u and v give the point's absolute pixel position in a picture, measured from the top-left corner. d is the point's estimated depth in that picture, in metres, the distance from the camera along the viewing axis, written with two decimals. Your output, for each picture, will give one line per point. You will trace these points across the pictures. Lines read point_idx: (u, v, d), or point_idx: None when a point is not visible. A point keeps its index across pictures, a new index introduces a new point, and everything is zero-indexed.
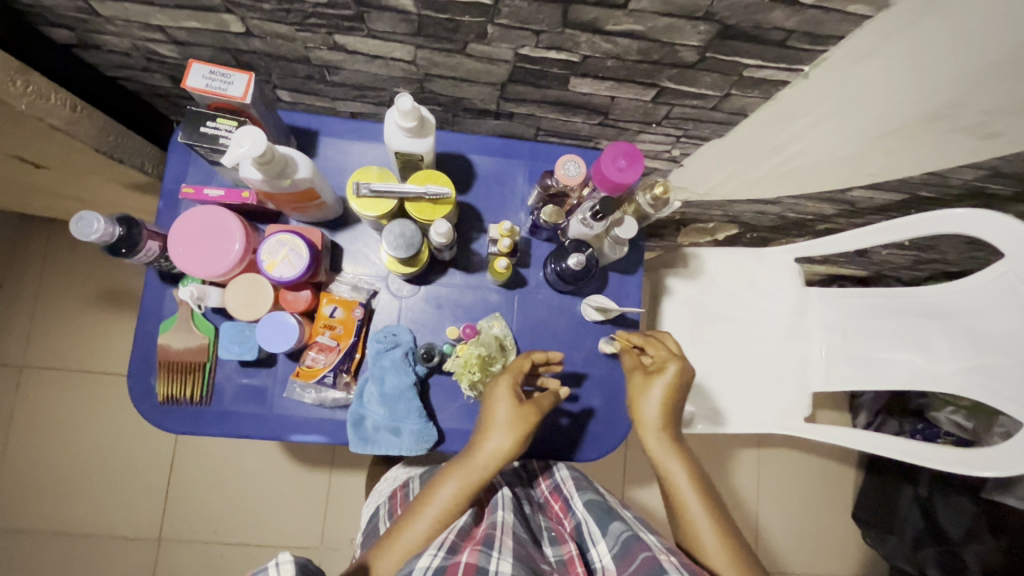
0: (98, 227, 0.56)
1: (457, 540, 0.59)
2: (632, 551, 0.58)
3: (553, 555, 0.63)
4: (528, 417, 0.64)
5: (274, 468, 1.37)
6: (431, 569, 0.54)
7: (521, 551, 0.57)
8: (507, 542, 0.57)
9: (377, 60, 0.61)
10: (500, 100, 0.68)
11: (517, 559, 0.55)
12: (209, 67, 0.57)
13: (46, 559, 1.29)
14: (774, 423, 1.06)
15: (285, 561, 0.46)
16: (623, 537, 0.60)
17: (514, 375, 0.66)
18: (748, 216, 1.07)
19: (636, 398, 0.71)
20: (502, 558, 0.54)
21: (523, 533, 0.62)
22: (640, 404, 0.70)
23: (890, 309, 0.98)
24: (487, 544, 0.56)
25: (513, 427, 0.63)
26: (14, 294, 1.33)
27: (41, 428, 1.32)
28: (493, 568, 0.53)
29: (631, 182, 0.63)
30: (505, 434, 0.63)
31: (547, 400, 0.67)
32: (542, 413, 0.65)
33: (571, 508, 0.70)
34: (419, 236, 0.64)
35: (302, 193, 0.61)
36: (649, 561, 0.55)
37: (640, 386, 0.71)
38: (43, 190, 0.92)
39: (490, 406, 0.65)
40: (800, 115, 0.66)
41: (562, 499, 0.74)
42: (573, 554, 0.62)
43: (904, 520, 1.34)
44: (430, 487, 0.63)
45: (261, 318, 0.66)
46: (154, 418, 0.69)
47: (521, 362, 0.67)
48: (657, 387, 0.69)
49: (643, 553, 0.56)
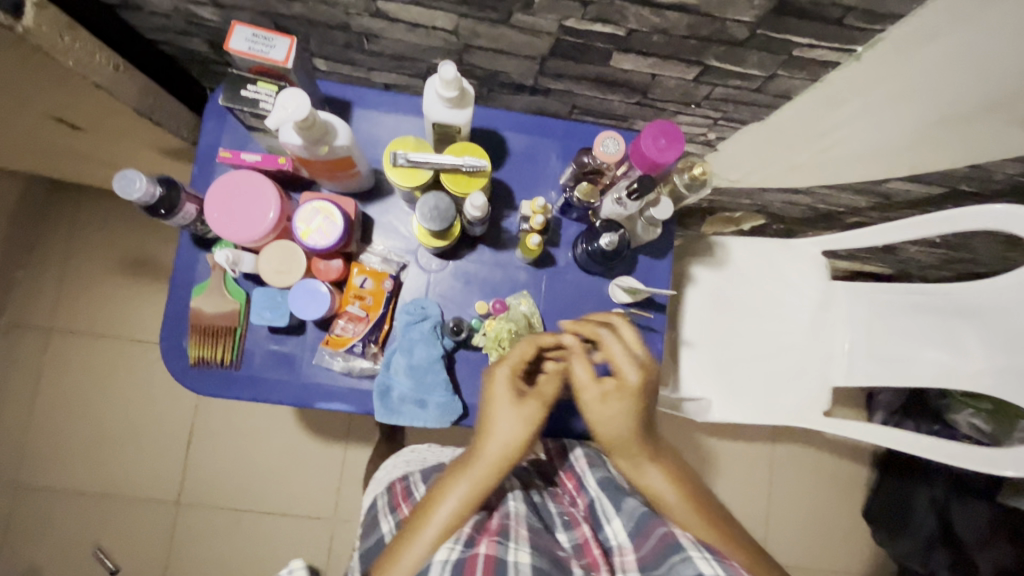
0: (141, 187, 0.56)
1: (474, 531, 0.60)
2: (649, 527, 0.59)
3: (568, 539, 0.65)
4: (534, 412, 0.62)
5: (290, 440, 1.39)
6: (451, 563, 0.55)
7: (534, 540, 0.60)
8: (522, 533, 0.60)
9: (418, 28, 0.61)
10: (538, 75, 0.67)
11: (532, 547, 0.58)
12: (252, 30, 0.57)
13: (71, 516, 1.33)
14: (794, 416, 1.05)
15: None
16: (639, 514, 0.62)
17: (513, 368, 0.64)
18: (777, 206, 1.06)
19: (598, 423, 0.63)
20: (519, 548, 0.57)
21: (535, 523, 0.64)
22: (605, 429, 0.63)
23: (925, 307, 0.96)
24: (502, 535, 0.59)
25: (519, 426, 0.61)
26: (44, 258, 1.36)
27: (66, 390, 1.35)
28: (511, 557, 0.55)
29: (668, 163, 0.62)
30: (510, 433, 0.61)
31: (550, 387, 0.64)
32: (547, 404, 0.63)
33: (586, 486, 0.72)
34: (452, 209, 0.64)
35: (338, 160, 0.61)
36: (667, 537, 0.57)
37: (598, 410, 0.63)
38: (77, 154, 0.93)
39: (491, 406, 0.62)
40: (846, 100, 0.64)
41: (574, 477, 0.76)
42: (587, 537, 0.63)
43: (918, 522, 1.33)
44: (432, 494, 0.60)
45: (293, 285, 0.66)
46: (184, 380, 0.70)
47: (516, 356, 0.64)
48: (621, 410, 0.62)
49: (660, 530, 0.58)
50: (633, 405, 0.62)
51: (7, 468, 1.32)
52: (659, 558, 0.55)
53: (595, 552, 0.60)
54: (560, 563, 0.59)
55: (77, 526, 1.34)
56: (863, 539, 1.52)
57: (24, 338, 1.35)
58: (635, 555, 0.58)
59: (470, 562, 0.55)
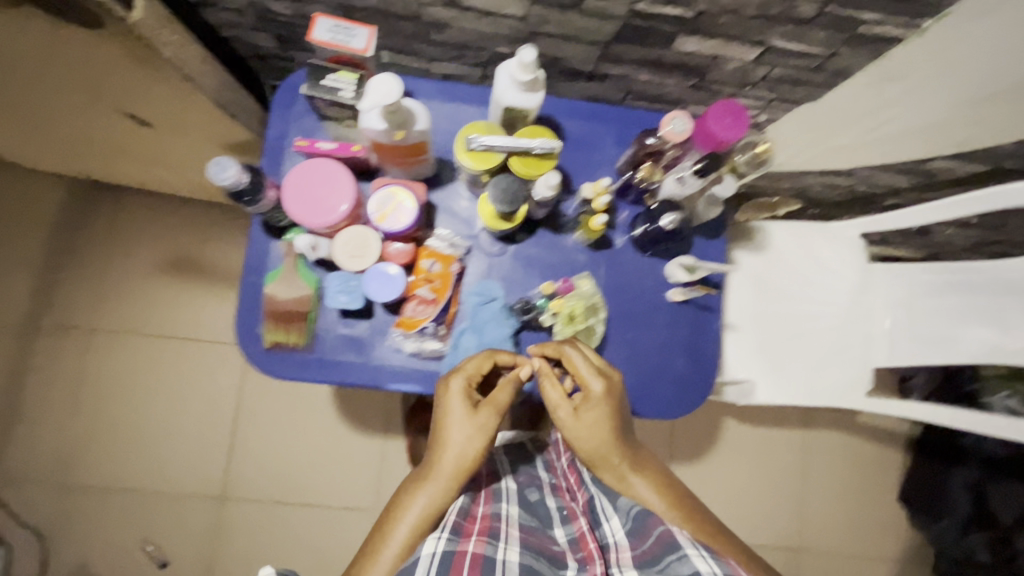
0: (233, 173, 0.59)
1: (460, 522, 0.64)
2: (647, 526, 0.63)
3: (564, 534, 0.68)
4: (489, 421, 0.66)
5: (330, 431, 1.41)
6: (439, 556, 0.59)
7: (526, 539, 0.64)
8: (513, 533, 0.64)
9: (488, 17, 0.62)
10: (599, 60, 0.69)
11: (523, 546, 0.62)
12: (334, 20, 0.59)
13: (118, 513, 1.35)
14: (833, 395, 1.07)
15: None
16: (636, 512, 0.65)
17: (467, 378, 0.67)
18: (815, 189, 1.07)
19: (576, 436, 0.67)
20: (509, 548, 0.61)
21: (528, 522, 0.68)
22: (586, 446, 0.67)
23: (968, 286, 0.94)
24: (492, 535, 0.62)
25: (475, 436, 0.65)
26: (86, 260, 1.36)
27: (111, 389, 1.36)
28: (501, 556, 0.59)
29: (732, 141, 0.63)
30: (467, 442, 0.65)
31: (504, 395, 0.67)
32: (501, 412, 0.66)
33: (584, 481, 0.74)
34: (523, 190, 0.66)
35: (413, 146, 0.63)
36: (665, 535, 0.60)
37: (573, 423, 0.67)
38: (134, 154, 0.96)
39: (446, 419, 0.66)
40: (905, 76, 0.66)
41: (575, 470, 0.78)
42: (584, 532, 0.66)
43: (952, 503, 1.32)
44: (399, 502, 0.65)
45: (367, 269, 0.69)
46: (259, 363, 0.72)
47: (469, 368, 0.67)
48: (599, 422, 0.66)
49: (658, 529, 0.61)
50: (603, 419, 0.66)
51: (55, 467, 1.33)
52: (657, 556, 0.58)
53: (591, 546, 0.63)
54: (551, 559, 0.63)
55: (123, 522, 1.35)
56: (900, 525, 1.50)
57: (66, 338, 1.35)
58: (632, 552, 0.62)
59: (458, 560, 0.58)
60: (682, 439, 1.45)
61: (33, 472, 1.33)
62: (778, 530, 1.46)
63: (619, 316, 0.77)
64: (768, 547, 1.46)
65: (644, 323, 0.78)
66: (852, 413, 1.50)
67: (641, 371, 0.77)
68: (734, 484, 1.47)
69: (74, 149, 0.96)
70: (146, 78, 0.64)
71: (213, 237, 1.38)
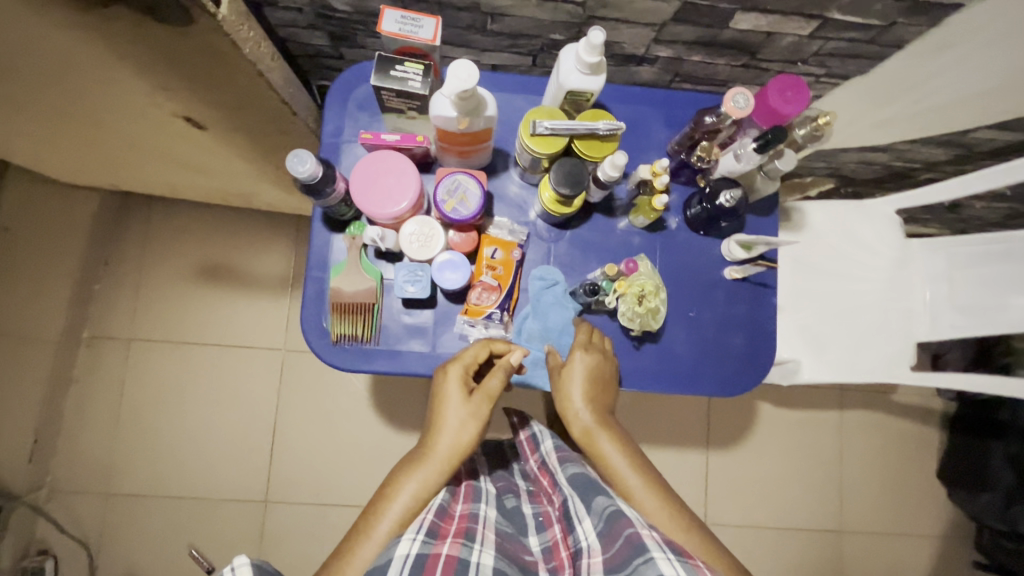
0: (309, 166, 0.62)
1: (436, 521, 0.61)
2: (617, 528, 0.57)
3: (539, 542, 0.67)
4: (483, 409, 0.67)
5: (369, 433, 1.37)
6: (411, 557, 0.56)
7: (501, 544, 0.61)
8: (489, 536, 0.61)
9: (547, 4, 0.63)
10: (652, 42, 0.70)
11: (499, 550, 0.60)
12: (400, 13, 0.60)
13: (157, 525, 1.30)
14: (880, 373, 1.00)
15: (241, 564, 0.51)
16: (608, 513, 0.60)
17: (465, 366, 0.68)
18: (850, 167, 1.07)
19: (561, 396, 0.69)
20: (484, 550, 0.58)
21: (505, 527, 0.66)
22: (564, 397, 0.69)
23: (1009, 255, 0.91)
24: (468, 536, 0.60)
25: (468, 422, 0.66)
26: (122, 268, 1.34)
27: (145, 397, 1.32)
28: (475, 559, 0.57)
29: (793, 115, 0.66)
30: (463, 428, 0.66)
31: (496, 382, 0.68)
32: (493, 400, 0.68)
33: (559, 484, 0.70)
34: (586, 172, 0.66)
35: (478, 133, 0.64)
36: (632, 538, 0.55)
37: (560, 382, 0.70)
38: (175, 160, 0.95)
39: (442, 402, 0.67)
40: (960, 44, 0.66)
41: (549, 475, 0.75)
42: (557, 539, 0.65)
43: (995, 477, 1.29)
44: (391, 484, 0.64)
45: (435, 258, 0.70)
46: (325, 356, 0.73)
47: (466, 357, 0.68)
48: (579, 380, 0.69)
49: (627, 531, 0.56)
50: (587, 375, 0.69)
51: (95, 478, 1.30)
52: (624, 560, 0.54)
53: (563, 555, 0.63)
54: (525, 566, 0.61)
55: (163, 532, 1.30)
56: (938, 501, 1.50)
57: (105, 350, 1.32)
58: (602, 556, 0.56)
59: (430, 561, 0.56)
60: (719, 425, 1.44)
61: (75, 487, 1.29)
62: (819, 513, 1.46)
63: (677, 296, 0.79)
64: (811, 530, 1.46)
65: (702, 301, 0.79)
66: (885, 391, 1.50)
67: (703, 348, 0.78)
68: (775, 468, 1.45)
69: (116, 156, 0.95)
70: (217, 77, 0.66)
71: (248, 241, 1.36)
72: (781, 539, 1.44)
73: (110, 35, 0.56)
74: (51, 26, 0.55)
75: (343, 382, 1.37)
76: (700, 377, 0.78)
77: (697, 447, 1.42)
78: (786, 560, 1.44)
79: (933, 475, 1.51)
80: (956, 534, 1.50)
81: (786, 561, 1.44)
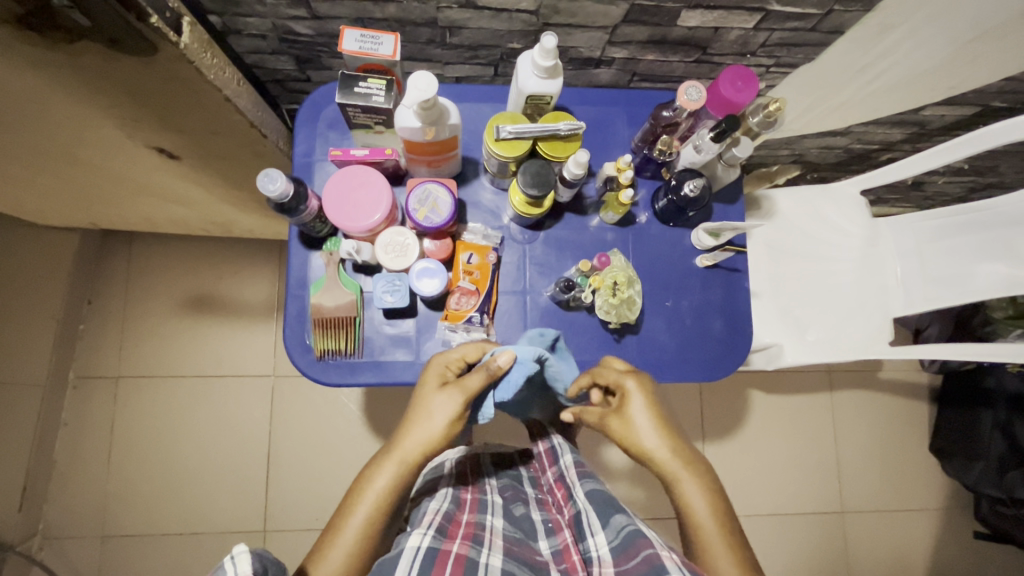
0: (280, 184, 0.64)
1: (444, 523, 0.63)
2: (634, 546, 0.58)
3: (548, 546, 0.66)
4: (455, 402, 0.65)
5: (364, 454, 1.34)
6: (422, 548, 0.58)
7: (510, 548, 0.62)
8: (497, 542, 0.62)
9: (502, 14, 0.66)
10: (607, 45, 0.73)
11: (507, 553, 0.61)
12: (360, 31, 0.63)
13: (155, 563, 1.27)
14: (861, 349, 0.99)
15: (240, 552, 0.47)
16: (625, 531, 0.60)
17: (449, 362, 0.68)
18: (813, 153, 1.10)
19: (623, 435, 0.67)
20: (492, 553, 0.60)
21: (512, 533, 0.66)
22: (633, 433, 0.66)
23: (978, 225, 0.92)
24: (476, 540, 0.61)
25: (437, 415, 0.64)
26: (106, 307, 1.34)
27: (136, 434, 1.31)
28: (484, 560, 0.58)
29: (744, 103, 0.69)
30: (433, 420, 0.64)
31: (475, 379, 0.65)
32: (469, 395, 0.65)
33: (572, 497, 0.71)
34: (552, 172, 0.68)
35: (444, 141, 0.66)
36: (652, 558, 0.55)
37: (625, 424, 0.67)
38: (150, 195, 0.96)
39: (418, 397, 0.66)
40: (895, 26, 0.70)
41: (564, 487, 0.75)
42: (567, 543, 0.65)
43: (986, 447, 1.30)
44: (362, 479, 0.64)
45: (412, 267, 0.71)
46: (309, 372, 0.73)
47: (451, 355, 0.68)
48: (641, 414, 0.66)
49: (646, 550, 0.56)
50: (649, 416, 0.66)
51: (89, 521, 1.27)
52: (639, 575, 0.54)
53: (574, 557, 0.62)
54: (534, 567, 0.61)
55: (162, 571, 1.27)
56: (934, 474, 1.52)
57: (94, 390, 1.31)
58: (615, 568, 0.57)
59: (441, 555, 0.58)
60: (712, 416, 1.46)
61: (72, 531, 1.27)
62: (821, 496, 1.47)
63: (654, 287, 0.80)
64: (813, 514, 1.46)
65: (676, 290, 0.81)
66: (872, 369, 1.53)
67: (686, 334, 0.80)
68: (769, 455, 1.47)
69: (93, 193, 0.96)
70: (186, 105, 0.67)
71: (230, 269, 1.37)
72: (785, 525, 1.45)
73: (74, 69, 0.58)
74: (21, 65, 0.56)
75: (335, 403, 1.36)
76: (684, 364, 0.79)
77: (693, 438, 1.44)
78: (791, 546, 1.44)
79: (927, 449, 1.52)
80: (955, 504, 1.51)
81: (793, 547, 1.44)
